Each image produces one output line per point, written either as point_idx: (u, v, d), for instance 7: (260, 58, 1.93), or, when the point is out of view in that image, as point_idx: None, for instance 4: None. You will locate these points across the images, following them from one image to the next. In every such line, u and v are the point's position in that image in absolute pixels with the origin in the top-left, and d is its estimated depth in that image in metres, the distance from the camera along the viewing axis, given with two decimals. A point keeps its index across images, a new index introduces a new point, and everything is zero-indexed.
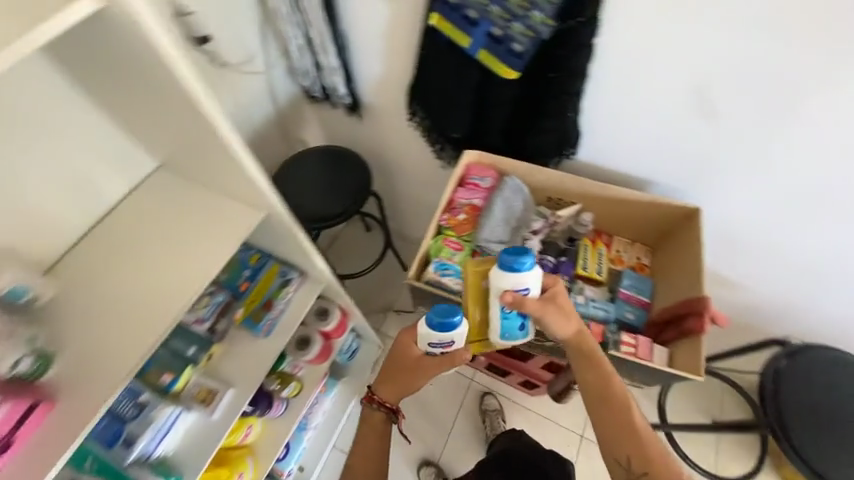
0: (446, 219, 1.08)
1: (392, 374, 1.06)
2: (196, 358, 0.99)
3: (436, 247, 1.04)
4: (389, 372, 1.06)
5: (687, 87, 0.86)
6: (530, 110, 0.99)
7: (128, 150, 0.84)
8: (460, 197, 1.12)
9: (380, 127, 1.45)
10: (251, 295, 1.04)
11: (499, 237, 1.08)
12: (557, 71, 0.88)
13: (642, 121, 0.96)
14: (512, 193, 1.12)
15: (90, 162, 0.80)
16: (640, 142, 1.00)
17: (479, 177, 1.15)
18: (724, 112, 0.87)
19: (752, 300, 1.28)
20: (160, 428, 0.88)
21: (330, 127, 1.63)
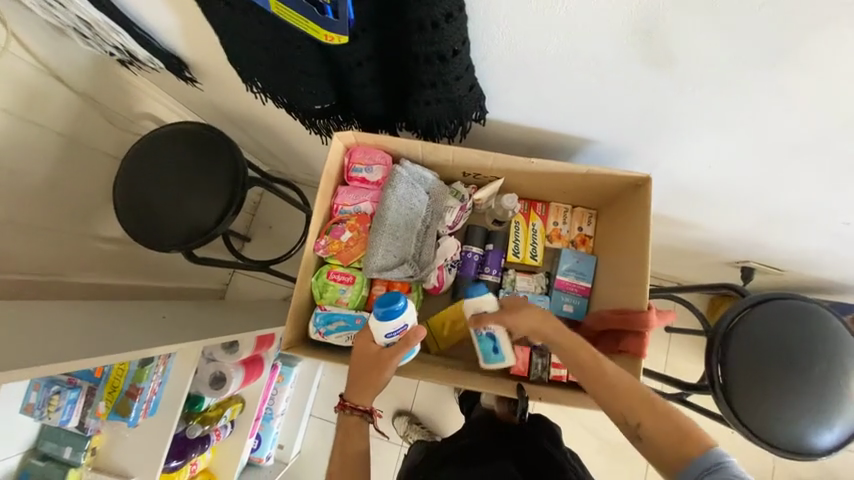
0: (324, 244, 0.82)
1: (357, 377, 0.74)
2: (77, 460, 0.86)
3: (320, 286, 0.82)
4: (353, 372, 0.75)
5: (623, 23, 0.51)
6: (396, 64, 0.65)
7: None
8: (343, 203, 0.85)
9: (228, 89, 1.03)
10: (109, 382, 0.84)
11: (398, 254, 0.83)
12: (412, 26, 0.53)
13: (563, 71, 0.62)
14: (409, 185, 0.84)
15: None
16: (566, 98, 0.68)
17: (365, 166, 0.85)
18: (684, 53, 0.53)
19: (711, 237, 1.11)
20: None
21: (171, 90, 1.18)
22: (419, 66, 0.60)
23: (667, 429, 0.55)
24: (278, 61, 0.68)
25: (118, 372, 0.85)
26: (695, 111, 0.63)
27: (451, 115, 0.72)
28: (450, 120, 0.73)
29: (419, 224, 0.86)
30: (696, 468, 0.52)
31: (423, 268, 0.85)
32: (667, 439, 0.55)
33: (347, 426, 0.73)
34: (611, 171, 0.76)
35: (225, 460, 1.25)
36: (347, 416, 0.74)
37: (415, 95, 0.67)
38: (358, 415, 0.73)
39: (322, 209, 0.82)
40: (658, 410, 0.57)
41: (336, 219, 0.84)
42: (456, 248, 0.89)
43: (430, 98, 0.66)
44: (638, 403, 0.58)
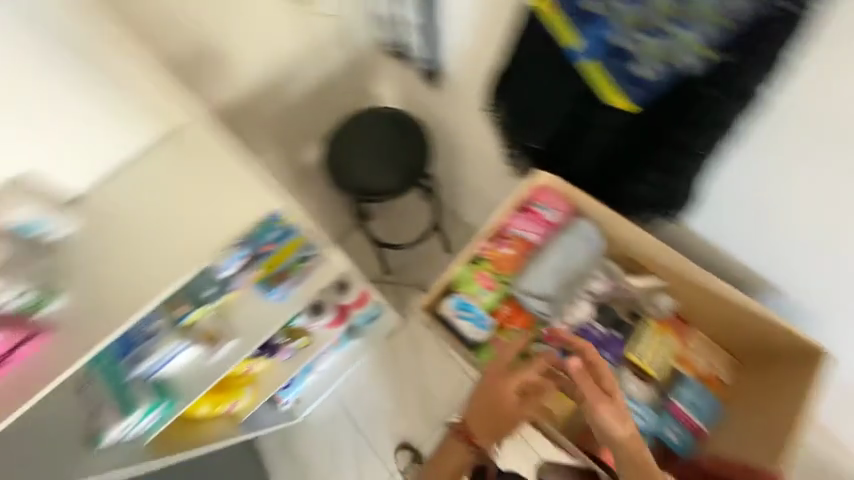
0: (486, 247, 0.92)
1: (480, 418, 0.80)
2: (211, 304, 0.98)
3: (464, 279, 0.91)
4: (478, 408, 0.80)
5: None
6: (635, 143, 0.77)
7: None
8: (514, 226, 0.93)
9: (461, 103, 1.21)
10: (269, 260, 1.02)
11: (544, 292, 0.88)
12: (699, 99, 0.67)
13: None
14: (580, 241, 0.91)
15: None
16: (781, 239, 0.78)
17: (548, 207, 0.93)
18: None
19: None
20: (168, 351, 0.95)
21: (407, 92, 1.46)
22: (662, 151, 0.73)
23: None
24: (541, 100, 0.81)
25: (282, 253, 1.03)
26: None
27: (658, 204, 0.79)
28: (651, 206, 0.80)
29: (573, 280, 0.91)
30: None
31: (552, 315, 0.89)
32: None
33: (457, 446, 0.84)
34: (798, 335, 0.80)
35: (266, 383, 1.34)
36: (456, 437, 0.85)
37: (640, 175, 0.77)
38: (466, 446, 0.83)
39: (497, 219, 0.93)
40: None
41: (503, 234, 0.93)
42: (586, 313, 0.91)
43: (654, 180, 0.76)
44: None
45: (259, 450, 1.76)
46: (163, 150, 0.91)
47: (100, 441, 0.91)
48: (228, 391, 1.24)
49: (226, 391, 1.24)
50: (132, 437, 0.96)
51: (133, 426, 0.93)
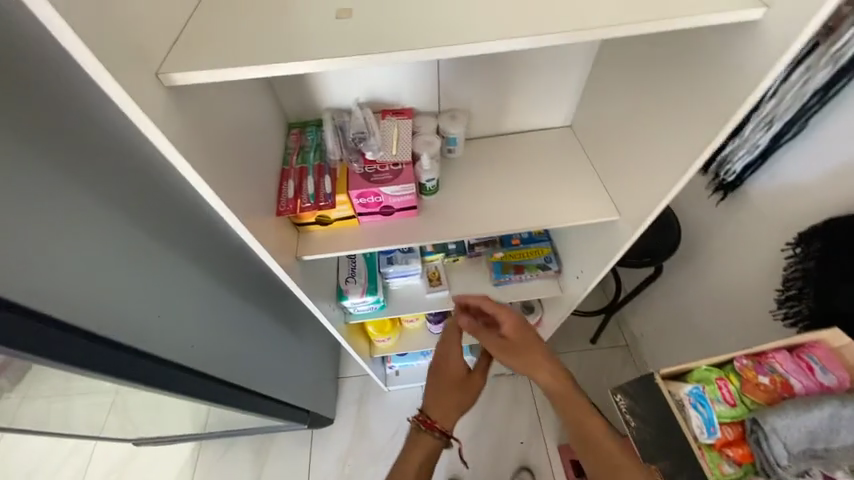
0: (741, 363, 0.90)
1: (437, 395, 0.96)
2: (450, 251, 1.17)
3: (702, 376, 0.91)
4: (434, 396, 0.97)
5: None
6: None
7: (572, 103, 0.92)
8: (779, 362, 0.88)
9: (739, 230, 1.15)
10: (514, 251, 1.14)
11: (787, 445, 0.80)
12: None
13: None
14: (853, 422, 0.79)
15: (538, 106, 0.91)
16: None
17: (823, 365, 0.85)
18: None
19: None
20: (407, 268, 1.10)
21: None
22: None
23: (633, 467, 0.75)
24: None
25: (531, 252, 1.12)
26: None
27: None
28: None
29: (822, 456, 0.80)
30: None
31: (789, 471, 0.79)
32: None
33: (416, 438, 0.94)
34: None
35: (408, 339, 1.45)
36: (418, 431, 0.94)
37: None
38: (430, 432, 0.93)
39: (763, 346, 0.90)
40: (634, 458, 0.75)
41: (764, 360, 0.89)
42: None
43: None
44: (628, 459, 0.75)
45: (338, 390, 1.87)
46: (528, 137, 0.95)
47: (336, 303, 1.06)
48: (389, 327, 1.36)
49: (388, 327, 1.36)
50: (343, 312, 1.12)
51: (357, 307, 1.09)
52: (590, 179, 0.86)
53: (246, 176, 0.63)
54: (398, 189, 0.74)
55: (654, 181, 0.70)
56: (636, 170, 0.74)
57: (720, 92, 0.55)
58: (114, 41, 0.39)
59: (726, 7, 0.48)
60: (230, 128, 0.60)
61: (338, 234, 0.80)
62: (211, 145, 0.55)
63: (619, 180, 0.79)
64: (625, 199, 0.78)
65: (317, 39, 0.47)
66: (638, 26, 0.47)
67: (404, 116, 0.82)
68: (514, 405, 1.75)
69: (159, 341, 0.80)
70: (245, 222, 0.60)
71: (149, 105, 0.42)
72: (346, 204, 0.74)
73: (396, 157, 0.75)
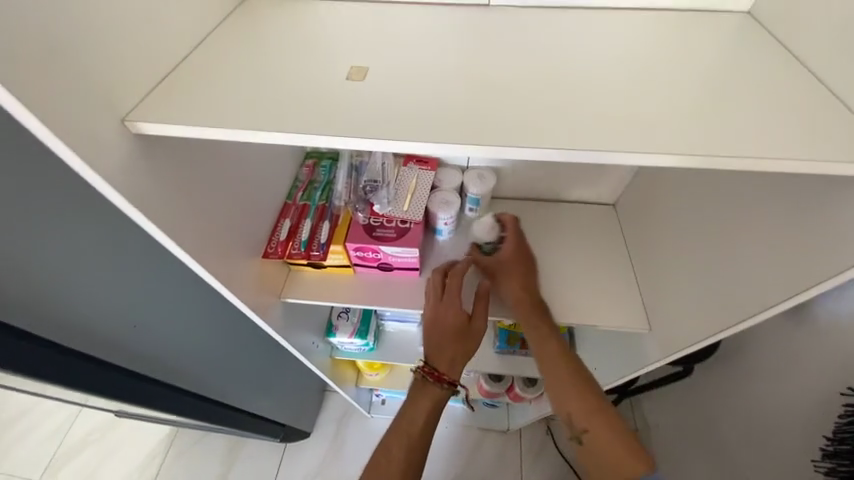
0: None
1: (437, 348, 0.71)
2: None
3: None
4: (432, 344, 0.71)
5: None
6: None
7: (620, 184, 0.81)
8: None
9: (792, 355, 0.98)
10: None
11: None
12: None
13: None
14: None
15: (581, 180, 0.80)
16: None
17: None
18: None
19: None
20: (405, 315, 1.01)
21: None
22: None
23: (618, 447, 0.61)
24: None
25: (545, 329, 0.96)
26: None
27: None
28: None
29: None
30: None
31: None
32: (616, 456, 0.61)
33: (421, 385, 0.73)
34: None
35: (397, 378, 1.36)
36: (423, 381, 0.73)
37: None
38: (438, 382, 0.72)
39: None
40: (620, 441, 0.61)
41: None
42: None
43: None
44: (617, 451, 0.61)
45: (321, 404, 1.82)
46: (564, 209, 0.84)
47: (323, 338, 1.00)
48: (379, 364, 1.29)
49: (378, 364, 1.28)
50: (330, 346, 1.06)
51: (345, 346, 1.02)
52: (624, 277, 0.74)
53: (235, 218, 0.58)
54: (400, 250, 0.66)
55: (706, 308, 0.58)
56: (684, 286, 0.62)
57: (815, 243, 0.44)
58: (66, 87, 0.34)
59: (830, 152, 0.37)
60: (224, 166, 0.55)
61: (330, 282, 0.73)
62: (192, 189, 0.49)
63: (658, 289, 0.67)
64: (662, 313, 0.66)
65: (320, 106, 0.40)
66: (707, 157, 0.37)
67: (427, 168, 0.75)
68: (497, 468, 1.62)
69: (136, 357, 0.77)
70: (218, 271, 0.54)
71: (103, 157, 0.37)
72: (340, 254, 0.68)
73: (406, 215, 0.68)
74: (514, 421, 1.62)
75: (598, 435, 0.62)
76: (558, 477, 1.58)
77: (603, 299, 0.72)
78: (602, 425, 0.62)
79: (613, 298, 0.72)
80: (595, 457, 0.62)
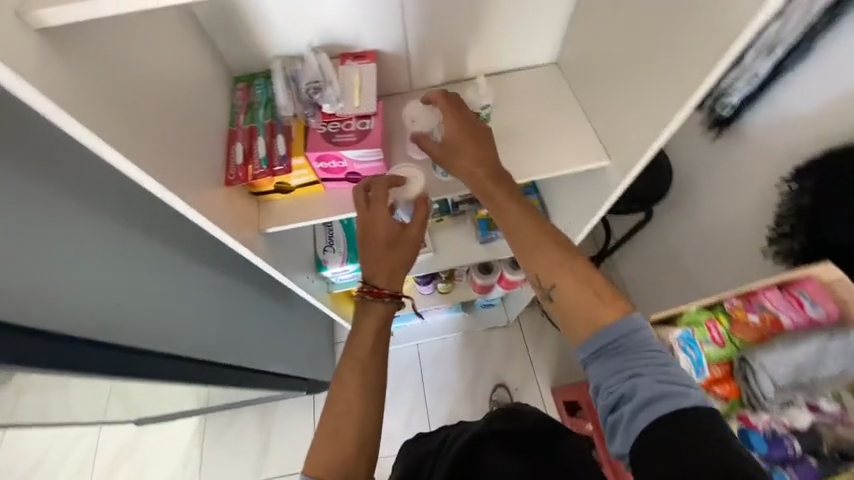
0: (730, 304, 0.89)
1: (375, 256, 0.72)
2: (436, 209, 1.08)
3: (694, 318, 0.90)
4: (370, 252, 0.72)
5: None
6: None
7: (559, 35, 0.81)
8: (768, 299, 0.86)
9: (732, 169, 1.09)
10: None
11: (775, 378, 0.81)
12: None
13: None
14: (839, 353, 0.79)
15: (522, 40, 0.80)
16: None
17: (811, 299, 0.83)
18: None
19: None
20: None
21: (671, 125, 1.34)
22: None
23: (579, 287, 0.60)
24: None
25: None
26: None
27: None
28: None
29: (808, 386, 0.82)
30: (608, 331, 0.55)
31: (774, 403, 0.82)
32: (579, 298, 0.59)
33: (364, 309, 0.74)
34: None
35: None
36: (362, 301, 0.73)
37: None
38: (379, 301, 0.72)
39: (755, 285, 0.88)
40: (579, 278, 0.61)
41: (754, 299, 0.88)
42: (801, 425, 0.82)
43: None
44: (578, 287, 0.60)
45: None
46: (511, 79, 0.85)
47: (316, 273, 1.02)
48: None
49: None
50: (325, 282, 1.08)
51: (339, 277, 1.04)
52: (577, 123, 0.78)
53: (177, 142, 0.55)
54: (363, 152, 0.65)
55: (652, 115, 0.62)
56: (631, 103, 0.66)
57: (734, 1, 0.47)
58: None
59: None
60: (143, 85, 0.51)
61: (304, 203, 0.73)
62: (114, 107, 0.46)
63: (612, 120, 0.71)
64: (618, 141, 0.71)
65: None
66: None
67: (366, 62, 0.72)
68: (508, 356, 1.78)
69: (126, 329, 0.77)
70: (178, 194, 0.53)
71: None
72: (305, 167, 0.66)
73: (359, 110, 0.66)
74: (511, 313, 1.75)
75: (558, 278, 0.62)
76: (561, 346, 1.77)
77: (564, 146, 0.75)
78: (564, 274, 0.61)
79: (573, 142, 0.76)
80: (563, 307, 0.60)
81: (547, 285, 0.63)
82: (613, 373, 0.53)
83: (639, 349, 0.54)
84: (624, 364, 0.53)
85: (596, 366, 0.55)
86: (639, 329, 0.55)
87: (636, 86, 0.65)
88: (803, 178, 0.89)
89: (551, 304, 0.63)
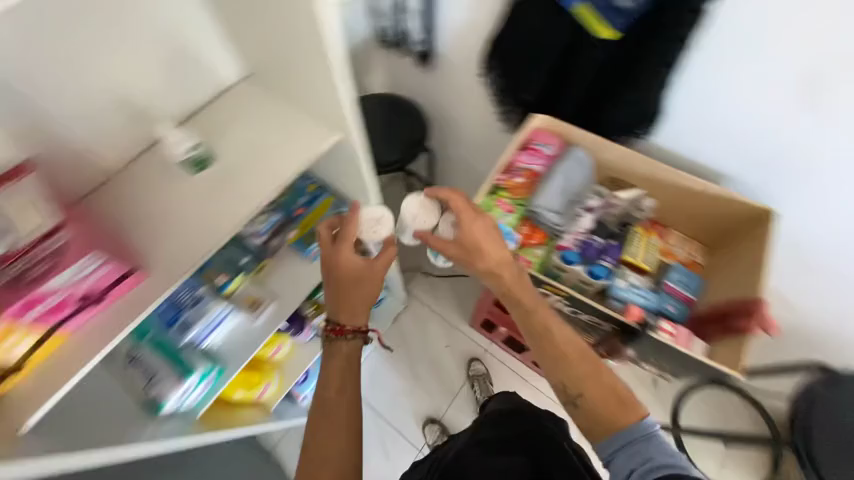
0: (503, 179, 1.10)
1: (342, 295, 0.85)
2: (248, 266, 1.04)
3: (488, 205, 1.08)
4: (332, 291, 0.86)
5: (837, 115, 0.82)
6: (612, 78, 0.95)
7: (228, 57, 0.92)
8: (520, 161, 1.09)
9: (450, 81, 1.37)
10: (304, 222, 1.10)
11: (552, 209, 1.06)
12: (674, 40, 0.82)
13: (742, 101, 0.90)
14: (573, 166, 1.08)
15: (200, 70, 0.89)
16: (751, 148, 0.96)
17: (545, 143, 1.09)
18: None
19: (798, 325, 1.21)
20: (211, 318, 0.94)
21: (399, 79, 1.56)
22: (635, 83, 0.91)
23: (602, 399, 0.75)
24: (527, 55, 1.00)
25: (317, 210, 1.11)
26: (848, 158, 0.86)
27: (642, 120, 0.99)
28: (635, 126, 1.00)
29: (571, 199, 1.09)
30: (627, 435, 0.71)
31: (564, 224, 1.08)
32: (604, 406, 0.74)
33: (330, 346, 0.87)
34: (744, 199, 0.97)
35: (293, 365, 1.34)
36: (328, 339, 0.87)
37: (621, 103, 0.95)
38: (350, 336, 0.86)
39: (509, 157, 1.11)
40: (603, 390, 0.75)
41: (513, 167, 1.10)
42: (587, 225, 1.09)
43: (637, 105, 0.95)
44: (605, 394, 0.75)
45: None
46: (222, 102, 0.93)
47: (157, 418, 0.86)
48: (259, 373, 1.21)
49: (258, 375, 1.20)
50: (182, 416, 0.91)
51: (189, 398, 0.90)
52: (294, 111, 0.89)
53: None
54: (71, 274, 0.65)
55: (318, 70, 0.77)
56: (306, 73, 0.80)
57: None
58: None
59: None
60: None
61: (52, 361, 0.66)
62: None
63: (307, 92, 0.83)
64: (323, 107, 0.83)
65: None
66: None
67: (23, 177, 0.66)
68: (420, 325, 1.89)
69: None
70: None
71: None
72: (14, 331, 0.61)
73: (39, 239, 0.65)
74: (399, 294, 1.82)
75: (584, 376, 0.77)
76: (451, 285, 1.95)
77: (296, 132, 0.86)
78: (592, 387, 0.76)
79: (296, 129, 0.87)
80: (593, 415, 0.75)
81: (574, 394, 0.77)
82: (631, 457, 0.69)
83: (658, 449, 0.68)
84: (638, 449, 0.70)
85: (620, 457, 0.71)
86: (654, 431, 0.71)
87: (298, 59, 0.78)
88: (485, 73, 1.17)
89: (575, 410, 0.77)
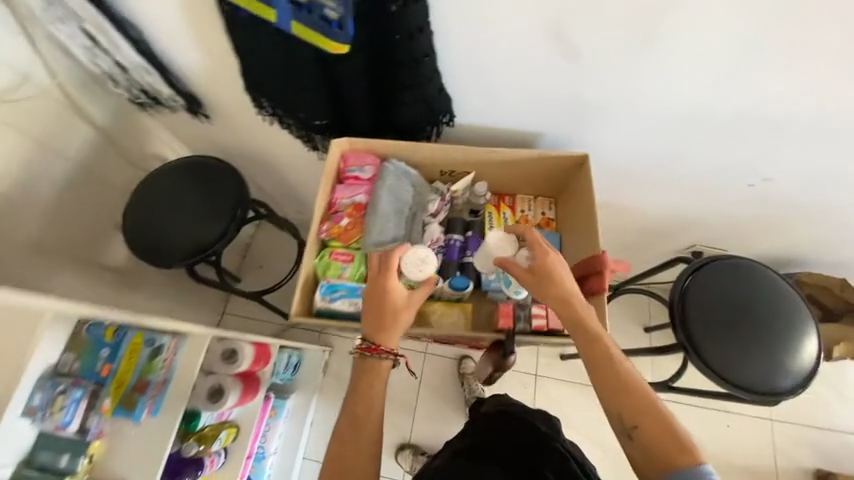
0: (326, 229, 0.93)
1: (372, 317, 0.79)
2: (73, 467, 0.80)
3: (323, 265, 0.90)
4: (371, 317, 0.78)
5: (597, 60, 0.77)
6: (378, 84, 0.85)
7: None
8: (341, 197, 0.97)
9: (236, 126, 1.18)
10: (117, 378, 0.88)
11: (393, 234, 0.95)
12: (396, 38, 0.72)
13: (501, 68, 0.82)
14: (396, 179, 0.99)
15: None
16: (542, 109, 0.91)
17: (359, 167, 1.00)
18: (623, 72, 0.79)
19: (654, 224, 1.28)
20: None
21: (191, 136, 1.33)
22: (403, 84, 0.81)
23: (658, 432, 0.65)
24: (285, 87, 0.90)
25: (128, 357, 0.89)
26: (620, 94, 0.84)
27: (430, 116, 0.92)
28: (427, 123, 0.94)
29: (408, 213, 1.00)
30: (679, 471, 0.61)
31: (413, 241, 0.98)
32: (658, 440, 0.64)
33: (366, 368, 0.75)
34: (557, 154, 0.95)
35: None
36: (361, 357, 0.76)
37: (401, 104, 0.86)
38: (380, 357, 0.75)
39: (327, 196, 0.97)
40: (658, 421, 0.66)
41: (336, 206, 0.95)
42: (437, 231, 1.03)
43: (417, 104, 0.87)
44: (652, 419, 0.66)
45: None
46: None
47: None
48: None
49: None
50: None
51: None
52: None
53: None
54: None
55: None
56: None
57: None
58: None
59: None
60: None
61: None
62: None
63: None
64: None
65: None
66: None
67: None
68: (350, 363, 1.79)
69: None
70: None
71: None
72: None
73: None
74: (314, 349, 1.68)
75: (629, 399, 0.68)
76: None
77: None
78: (647, 418, 0.66)
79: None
80: (645, 448, 0.65)
81: (629, 425, 0.67)
82: None
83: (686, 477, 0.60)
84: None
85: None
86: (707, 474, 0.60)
87: None
88: (260, 109, 1.01)
89: (629, 444, 0.67)
